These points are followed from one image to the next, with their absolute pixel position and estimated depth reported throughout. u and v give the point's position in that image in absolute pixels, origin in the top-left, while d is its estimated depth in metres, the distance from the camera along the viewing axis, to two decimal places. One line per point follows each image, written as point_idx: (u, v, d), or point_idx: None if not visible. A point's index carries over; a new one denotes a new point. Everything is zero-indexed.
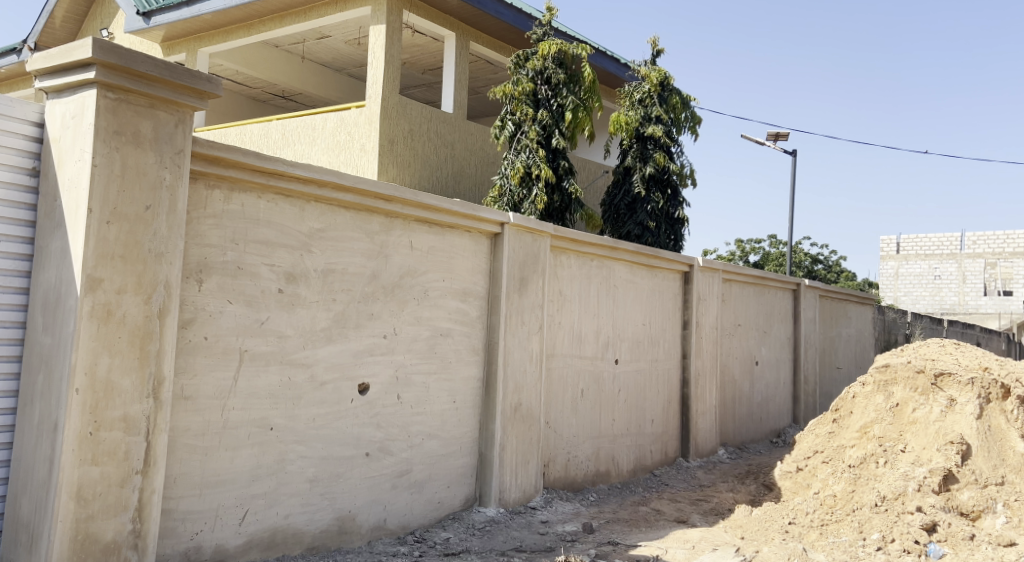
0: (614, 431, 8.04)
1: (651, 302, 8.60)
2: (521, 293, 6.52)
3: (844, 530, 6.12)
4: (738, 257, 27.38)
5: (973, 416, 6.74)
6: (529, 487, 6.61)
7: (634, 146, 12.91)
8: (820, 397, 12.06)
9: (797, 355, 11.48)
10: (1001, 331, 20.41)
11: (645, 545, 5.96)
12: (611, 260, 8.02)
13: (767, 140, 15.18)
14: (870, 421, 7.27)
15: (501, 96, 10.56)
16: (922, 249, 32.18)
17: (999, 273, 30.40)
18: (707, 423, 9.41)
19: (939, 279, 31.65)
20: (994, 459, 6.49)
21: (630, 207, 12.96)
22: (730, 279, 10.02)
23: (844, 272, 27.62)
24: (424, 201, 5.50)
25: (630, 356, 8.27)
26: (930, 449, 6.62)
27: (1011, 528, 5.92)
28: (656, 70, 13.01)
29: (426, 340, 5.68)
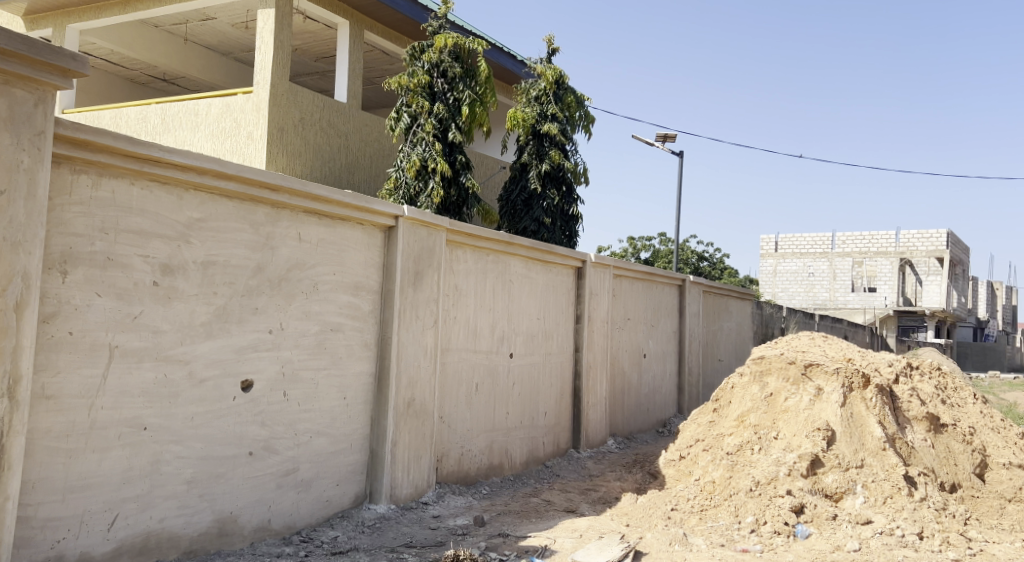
0: (508, 424, 8.09)
1: (545, 297, 8.70)
2: (415, 287, 6.45)
3: (722, 514, 6.45)
4: (630, 254, 28.11)
5: (837, 404, 7.12)
6: (421, 482, 6.56)
7: (531, 143, 13.02)
8: (703, 388, 12.53)
9: (683, 348, 11.87)
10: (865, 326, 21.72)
11: (534, 535, 6.04)
12: (507, 255, 8.05)
13: (657, 141, 15.62)
14: (747, 409, 7.61)
15: (397, 88, 10.42)
16: (797, 248, 33.86)
17: (864, 271, 32.26)
18: (597, 414, 9.60)
19: (812, 276, 33.37)
20: (855, 443, 6.88)
21: (526, 203, 13.05)
22: (620, 274, 10.25)
23: (728, 269, 28.82)
24: (313, 191, 5.35)
25: (524, 350, 8.34)
26: (800, 435, 6.98)
27: (870, 507, 6.38)
28: (552, 68, 13.16)
29: (314, 335, 5.54)
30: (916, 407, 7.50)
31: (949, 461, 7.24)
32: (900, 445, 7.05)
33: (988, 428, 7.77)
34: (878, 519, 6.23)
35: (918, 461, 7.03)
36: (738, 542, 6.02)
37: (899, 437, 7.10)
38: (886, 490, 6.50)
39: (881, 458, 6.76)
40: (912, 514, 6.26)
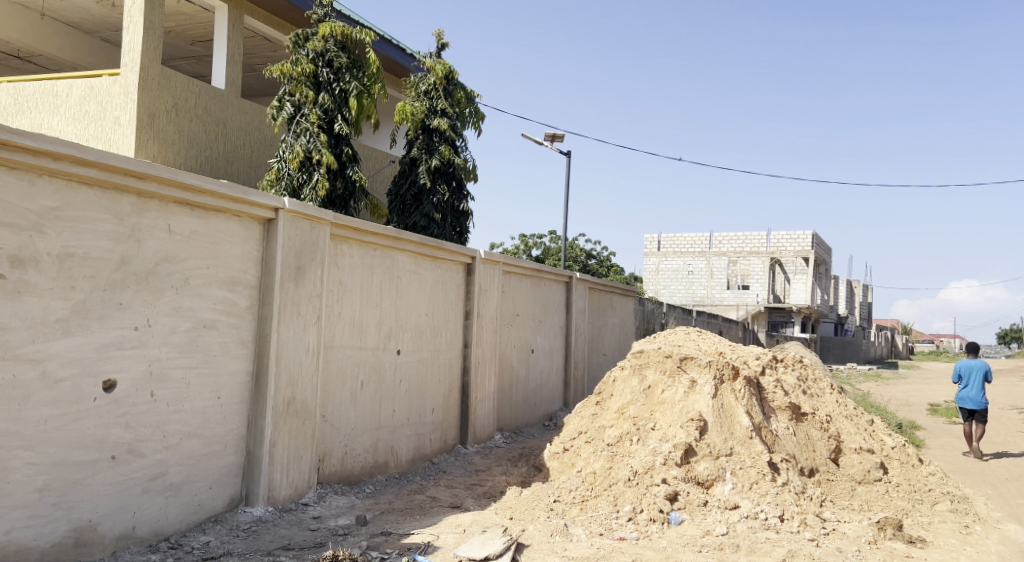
0: (394, 421, 7.98)
1: (433, 293, 8.63)
2: (296, 283, 6.26)
3: (601, 504, 6.61)
4: (520, 251, 28.40)
5: (709, 395, 7.41)
6: (301, 483, 6.37)
7: (420, 137, 12.89)
8: (587, 382, 12.78)
9: (568, 343, 12.06)
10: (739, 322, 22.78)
11: (417, 532, 5.99)
12: (394, 250, 7.93)
13: (545, 140, 15.80)
14: (627, 402, 7.81)
15: (279, 76, 10.08)
16: (678, 247, 35.17)
17: (738, 269, 33.89)
18: (485, 409, 9.61)
19: (691, 274, 34.72)
20: (725, 432, 7.18)
21: (415, 198, 12.90)
22: (509, 270, 10.31)
23: (614, 266, 29.57)
24: (185, 180, 5.10)
25: (411, 346, 8.25)
26: (674, 426, 7.21)
27: (737, 492, 6.70)
28: (442, 63, 13.09)
29: (186, 332, 5.29)
30: (780, 398, 7.92)
31: (809, 447, 7.69)
32: (764, 434, 7.43)
33: (842, 416, 8.33)
34: (744, 504, 6.56)
35: (781, 448, 7.43)
36: (616, 531, 6.22)
37: (765, 426, 7.48)
38: (752, 476, 6.83)
39: (748, 446, 7.11)
40: (775, 499, 6.63)
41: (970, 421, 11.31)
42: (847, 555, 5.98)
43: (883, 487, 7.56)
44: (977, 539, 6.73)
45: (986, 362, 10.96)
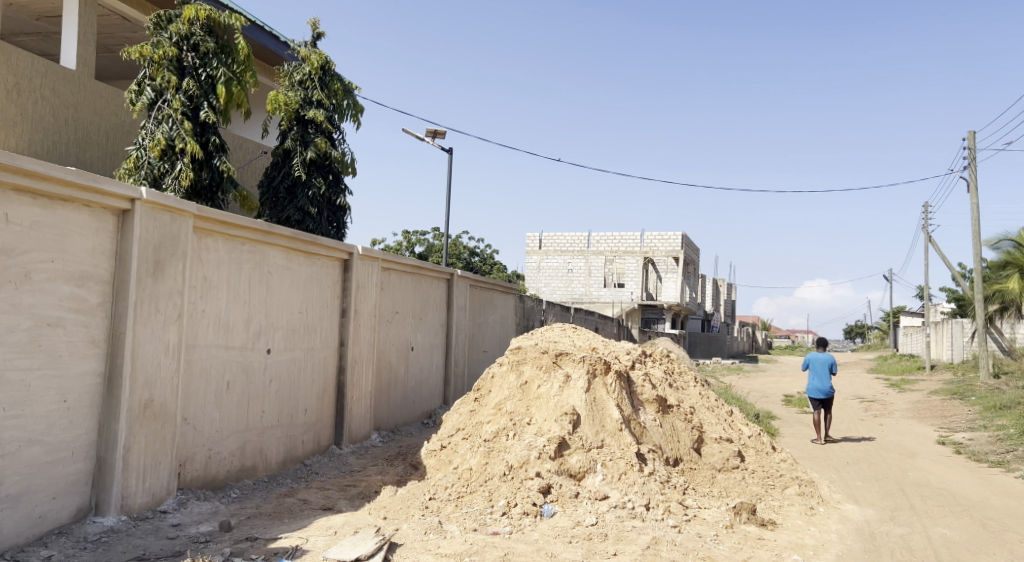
0: (263, 423, 7.69)
1: (307, 290, 8.38)
2: (155, 278, 5.91)
3: (476, 499, 6.61)
4: (404, 248, 28.12)
5: (583, 389, 7.56)
6: (160, 490, 6.02)
7: (294, 129, 12.50)
8: (467, 379, 12.75)
9: (449, 340, 12.01)
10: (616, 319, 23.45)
11: (285, 536, 5.79)
12: (265, 245, 7.64)
13: (426, 136, 15.67)
14: (504, 398, 7.85)
15: (138, 58, 9.51)
16: (559, 246, 35.81)
17: (615, 268, 34.86)
18: (361, 409, 9.41)
19: (571, 272, 35.42)
20: (597, 425, 7.34)
21: (289, 190, 12.46)
22: (388, 267, 10.14)
23: (497, 264, 29.78)
24: (25, 167, 4.75)
25: (283, 345, 7.97)
26: (549, 420, 7.31)
27: (607, 483, 6.87)
28: (317, 53, 12.75)
29: (25, 331, 4.93)
30: (648, 391, 8.18)
31: (673, 438, 7.98)
32: (633, 426, 7.65)
33: (705, 408, 8.71)
34: (613, 495, 6.74)
35: (649, 439, 7.68)
36: (489, 525, 6.24)
37: (633, 419, 7.70)
38: (621, 467, 7.01)
39: (617, 438, 7.29)
40: (641, 488, 6.84)
41: (819, 409, 12.06)
42: (706, 540, 6.28)
43: (741, 474, 7.96)
44: (819, 519, 7.31)
45: (832, 355, 11.64)
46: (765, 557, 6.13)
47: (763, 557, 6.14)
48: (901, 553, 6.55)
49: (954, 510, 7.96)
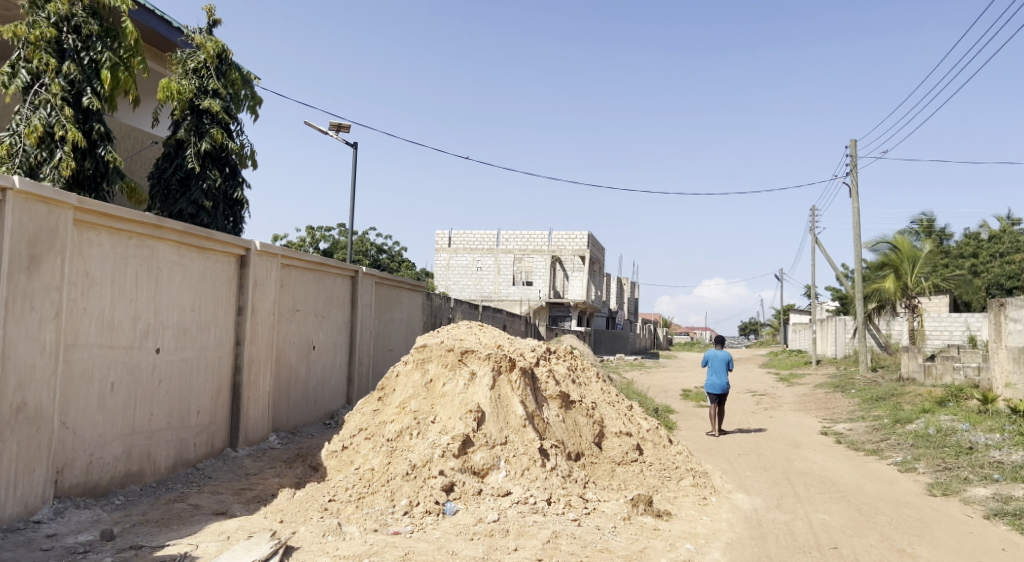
0: (151, 426, 7.32)
1: (200, 286, 8.02)
2: (29, 274, 5.53)
3: (378, 500, 6.44)
4: (307, 244, 27.44)
5: (488, 387, 7.52)
6: (34, 499, 5.65)
7: (188, 118, 11.99)
8: (372, 378, 12.51)
9: (353, 339, 11.76)
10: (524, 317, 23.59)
11: (172, 544, 5.52)
12: (154, 239, 7.27)
13: (330, 130, 15.29)
14: (408, 397, 7.73)
15: (12, 38, 8.90)
16: (468, 244, 35.71)
17: (524, 267, 35.07)
18: (258, 410, 9.09)
19: (480, 270, 35.36)
20: (501, 422, 7.32)
21: (182, 183, 11.95)
22: (288, 264, 9.84)
23: (405, 262, 29.47)
24: None
25: (173, 344, 7.61)
26: (454, 418, 7.23)
27: (510, 480, 6.87)
28: (213, 40, 12.24)
29: None
30: (552, 387, 8.23)
31: (575, 433, 8.06)
32: (537, 422, 7.68)
33: (606, 403, 8.85)
34: (516, 491, 6.74)
35: (552, 435, 7.72)
36: (391, 526, 6.13)
37: (537, 415, 7.73)
38: (524, 463, 7.02)
39: (521, 434, 7.30)
40: (544, 483, 6.88)
41: (715, 403, 12.44)
42: (604, 532, 6.37)
43: (639, 466, 8.12)
44: (711, 508, 7.54)
45: (730, 353, 12.03)
46: (660, 547, 6.29)
47: (658, 547, 6.29)
48: (786, 539, 6.83)
49: (834, 496, 8.37)
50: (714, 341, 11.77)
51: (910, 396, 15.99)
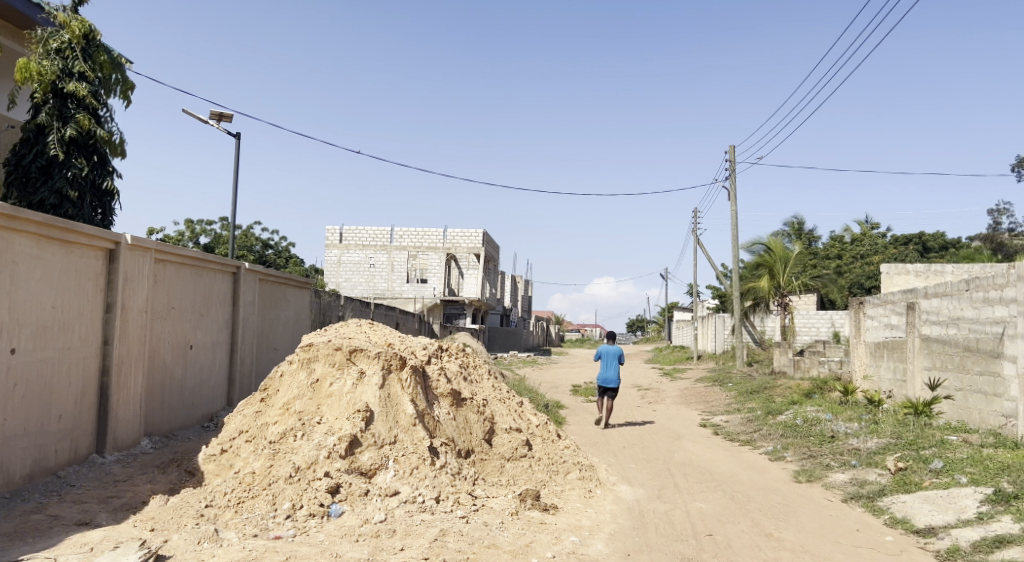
0: (5, 432, 6.77)
1: (63, 282, 7.48)
2: None
3: (258, 504, 6.18)
4: (187, 238, 26.21)
5: (377, 386, 7.34)
6: None
7: (51, 101, 11.16)
8: (255, 378, 12.03)
9: (235, 338, 11.27)
10: (418, 315, 23.36)
11: (27, 559, 5.11)
12: (8, 231, 6.73)
13: (210, 120, 14.60)
14: (292, 397, 7.35)
15: None
16: (360, 241, 34.98)
17: (418, 264, 34.74)
18: (128, 413, 8.56)
19: (373, 267, 34.74)
20: (390, 421, 7.17)
21: (43, 171, 11.16)
22: (163, 259, 9.31)
23: (293, 259, 28.67)
24: None
25: (32, 344, 7.06)
26: (341, 418, 7.01)
27: (398, 479, 6.73)
28: (79, 20, 11.41)
29: None
30: (443, 385, 8.14)
31: (465, 430, 8.00)
32: (427, 420, 7.56)
33: (496, 400, 8.85)
34: (404, 490, 6.61)
35: (442, 433, 7.62)
36: (272, 530, 5.90)
37: (427, 413, 7.61)
38: (412, 461, 6.91)
39: (410, 433, 7.18)
40: (432, 482, 6.78)
41: (605, 397, 12.72)
42: (492, 528, 6.35)
43: (528, 462, 8.14)
44: (596, 501, 7.66)
45: (622, 347, 12.38)
46: (546, 540, 6.32)
47: (544, 541, 6.32)
48: (665, 528, 7.02)
49: (710, 485, 8.67)
50: (607, 337, 12.01)
51: (781, 389, 16.83)
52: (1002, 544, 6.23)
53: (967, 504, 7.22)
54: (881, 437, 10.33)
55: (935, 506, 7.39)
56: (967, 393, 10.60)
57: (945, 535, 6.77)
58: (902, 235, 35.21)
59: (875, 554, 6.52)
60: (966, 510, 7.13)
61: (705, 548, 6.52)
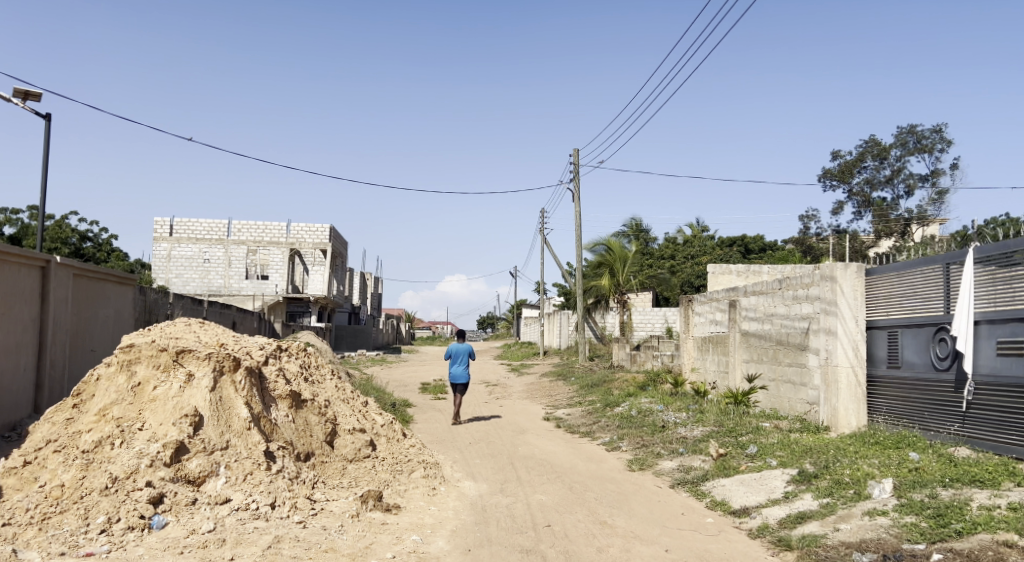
0: None
1: None
2: None
3: (68, 519, 5.74)
4: None
5: (207, 389, 6.99)
6: None
7: None
8: (68, 381, 11.13)
9: (43, 339, 10.38)
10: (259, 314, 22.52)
11: None
12: None
13: (16, 97, 13.35)
14: (109, 402, 6.82)
15: None
16: (192, 233, 33.15)
17: (258, 260, 33.41)
18: None
19: (207, 262, 33.06)
20: (221, 425, 6.87)
21: None
22: None
23: (115, 253, 26.79)
24: None
25: None
26: (165, 424, 6.63)
27: (230, 486, 6.46)
28: None
29: None
30: (281, 386, 7.90)
31: (305, 433, 7.79)
32: (263, 423, 7.31)
33: (339, 401, 8.71)
34: (236, 497, 6.36)
35: (279, 436, 7.39)
36: (82, 547, 5.50)
37: (264, 416, 7.36)
38: (246, 467, 6.67)
39: (244, 437, 6.92)
40: (268, 487, 6.59)
41: (454, 394, 12.85)
42: (330, 532, 6.25)
43: (371, 462, 8.08)
44: (439, 498, 7.72)
45: (471, 345, 12.53)
46: (386, 541, 6.30)
47: (384, 541, 6.30)
48: (505, 521, 7.17)
49: (550, 477, 8.96)
50: (455, 336, 12.10)
51: (619, 382, 17.62)
52: (804, 520, 6.86)
53: (776, 485, 7.88)
54: (706, 425, 11.05)
55: (749, 489, 8.01)
56: (779, 383, 11.54)
57: (757, 514, 7.36)
58: (729, 237, 37.75)
59: (697, 535, 6.98)
60: (775, 490, 7.78)
61: (543, 539, 6.72)
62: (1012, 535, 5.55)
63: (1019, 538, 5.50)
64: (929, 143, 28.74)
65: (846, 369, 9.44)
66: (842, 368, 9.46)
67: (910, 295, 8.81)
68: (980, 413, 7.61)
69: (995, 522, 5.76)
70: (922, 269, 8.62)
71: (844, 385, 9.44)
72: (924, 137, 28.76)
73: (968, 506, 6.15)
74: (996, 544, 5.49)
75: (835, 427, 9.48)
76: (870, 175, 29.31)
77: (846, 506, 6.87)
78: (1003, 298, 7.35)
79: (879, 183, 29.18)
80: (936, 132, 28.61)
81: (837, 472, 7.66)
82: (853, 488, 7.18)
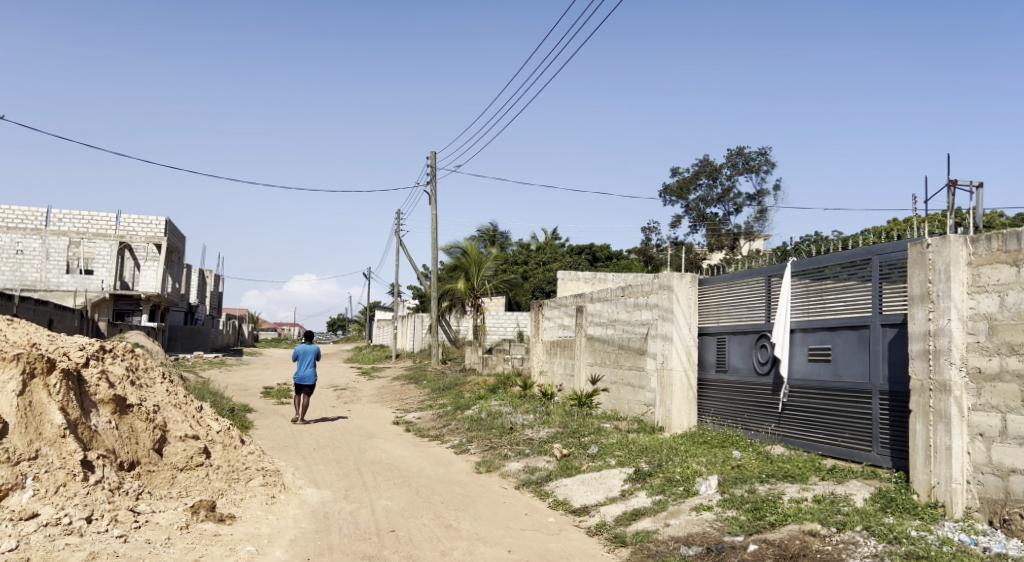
0: None
1: None
2: None
3: None
4: None
5: (14, 393, 6.36)
6: None
7: None
8: None
9: None
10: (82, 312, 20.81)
11: None
12: None
13: None
14: None
15: None
16: (3, 222, 30.28)
17: (81, 252, 30.92)
18: None
19: (20, 254, 30.25)
20: (30, 434, 6.28)
21: None
22: None
23: None
24: None
25: None
26: None
27: (37, 500, 5.90)
28: None
29: None
30: (104, 390, 7.33)
31: (130, 440, 7.25)
32: (81, 430, 6.74)
33: (170, 406, 8.21)
34: (44, 511, 5.82)
35: (99, 444, 6.84)
36: None
37: (82, 423, 6.79)
38: (58, 478, 6.13)
39: (57, 446, 6.36)
40: (83, 500, 6.09)
41: (299, 397, 12.45)
42: (154, 546, 5.87)
43: (204, 471, 7.65)
44: (278, 507, 7.46)
45: (320, 347, 12.18)
46: (218, 553, 6.01)
47: (215, 554, 6.00)
48: (348, 528, 7.02)
49: (396, 481, 8.85)
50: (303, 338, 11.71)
51: (469, 385, 17.71)
52: (637, 517, 7.14)
53: (614, 483, 8.16)
54: (551, 427, 11.29)
55: (589, 487, 8.26)
56: (620, 386, 11.98)
57: (595, 512, 7.59)
58: (578, 245, 38.96)
59: (539, 535, 7.10)
60: (612, 488, 8.06)
61: (386, 544, 6.62)
62: (816, 525, 6.02)
63: (822, 527, 5.99)
64: (755, 164, 30.88)
65: (679, 373, 9.95)
66: (676, 372, 9.95)
67: (737, 305, 9.38)
68: (794, 413, 8.21)
69: (803, 513, 6.24)
70: (747, 280, 9.19)
71: (677, 388, 9.93)
72: (751, 159, 30.88)
73: (781, 499, 6.62)
74: (803, 534, 5.94)
75: (668, 427, 9.94)
76: (704, 193, 31.11)
77: (676, 502, 7.22)
78: (815, 309, 7.97)
79: (712, 200, 31.04)
80: (762, 155, 30.75)
81: (669, 470, 8.04)
82: (682, 485, 7.55)
